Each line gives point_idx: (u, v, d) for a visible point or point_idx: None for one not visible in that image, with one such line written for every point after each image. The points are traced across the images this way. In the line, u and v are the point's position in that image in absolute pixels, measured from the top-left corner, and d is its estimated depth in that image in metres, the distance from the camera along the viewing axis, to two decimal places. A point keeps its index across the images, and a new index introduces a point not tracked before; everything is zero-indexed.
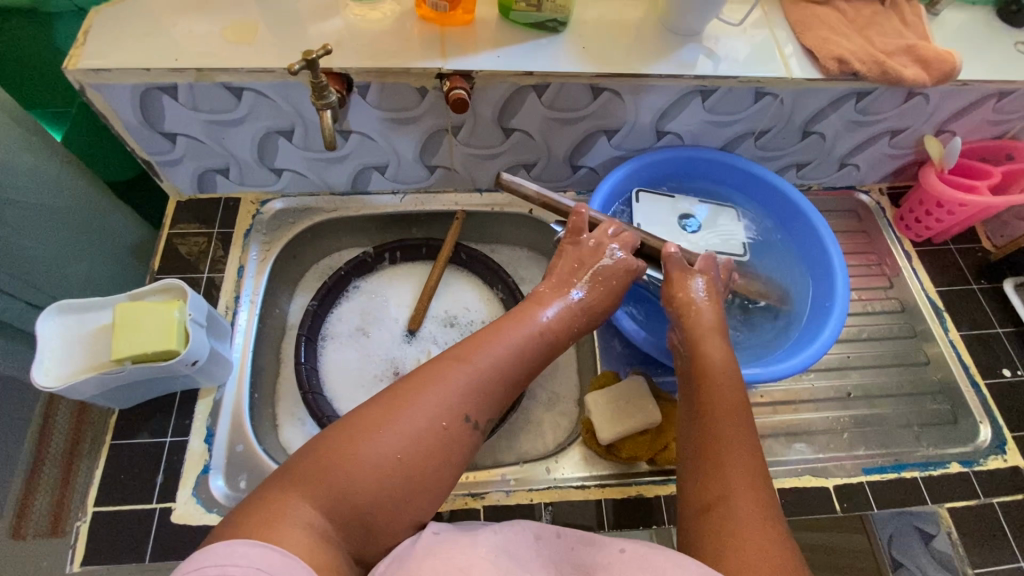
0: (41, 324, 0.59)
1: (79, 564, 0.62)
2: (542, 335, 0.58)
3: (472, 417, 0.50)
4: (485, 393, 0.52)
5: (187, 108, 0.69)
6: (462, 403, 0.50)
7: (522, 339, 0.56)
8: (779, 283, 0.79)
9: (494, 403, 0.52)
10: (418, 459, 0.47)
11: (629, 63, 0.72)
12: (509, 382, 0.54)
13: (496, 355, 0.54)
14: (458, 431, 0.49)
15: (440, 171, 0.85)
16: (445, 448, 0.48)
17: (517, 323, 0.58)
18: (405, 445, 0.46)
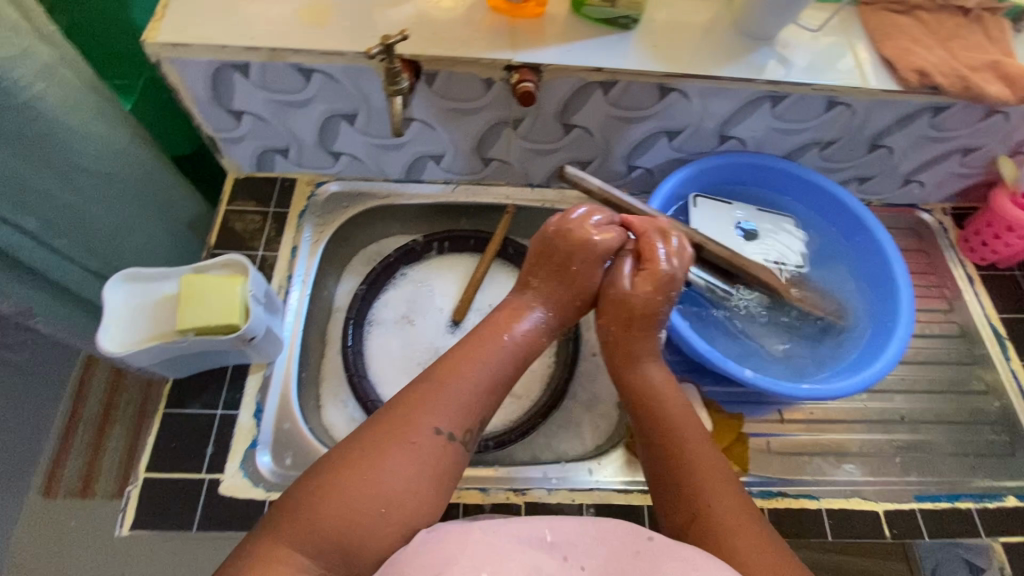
0: (110, 290, 0.61)
1: (129, 527, 0.63)
2: (507, 350, 0.60)
3: (446, 429, 0.52)
4: (456, 405, 0.54)
5: (257, 87, 0.70)
6: (429, 417, 0.52)
7: (488, 356, 0.58)
8: (835, 298, 0.77)
9: (467, 414, 0.54)
10: (398, 479, 0.49)
11: (700, 65, 0.70)
12: (483, 394, 0.56)
13: (458, 371, 0.56)
14: (437, 444, 0.51)
15: (495, 164, 0.85)
16: (426, 460, 0.50)
17: (484, 341, 0.60)
18: (382, 467, 0.49)
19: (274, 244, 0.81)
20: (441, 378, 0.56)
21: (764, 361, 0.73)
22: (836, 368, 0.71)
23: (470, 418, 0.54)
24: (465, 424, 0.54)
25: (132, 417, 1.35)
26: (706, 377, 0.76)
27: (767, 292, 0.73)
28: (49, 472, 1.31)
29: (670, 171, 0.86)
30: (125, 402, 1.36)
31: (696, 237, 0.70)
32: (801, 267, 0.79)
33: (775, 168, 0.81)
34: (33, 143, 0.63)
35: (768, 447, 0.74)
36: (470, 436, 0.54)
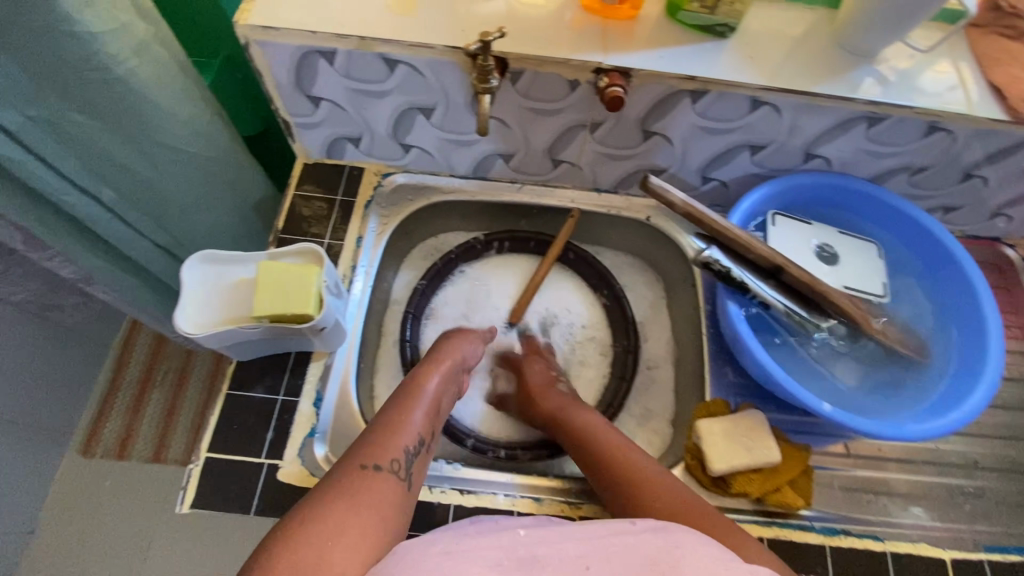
0: (187, 269, 0.62)
1: (189, 505, 0.64)
2: (417, 406, 0.62)
3: (373, 462, 0.53)
4: (380, 442, 0.56)
5: (340, 75, 0.69)
6: (359, 456, 0.53)
7: (403, 408, 0.61)
8: (915, 333, 0.74)
9: (393, 449, 0.55)
10: (345, 512, 0.46)
11: (798, 80, 0.67)
12: (407, 431, 0.58)
13: (381, 421, 0.59)
14: (370, 477, 0.51)
15: (564, 166, 0.83)
16: (363, 491, 0.49)
17: (402, 398, 0.63)
18: (325, 506, 0.46)
19: (340, 232, 0.81)
20: (368, 431, 0.58)
21: (834, 391, 0.71)
22: (913, 408, 0.68)
23: (395, 449, 0.55)
24: (392, 454, 0.54)
25: (171, 384, 1.38)
26: (770, 403, 0.74)
27: (845, 321, 0.70)
28: (90, 429, 1.34)
29: (745, 186, 0.83)
30: (164, 369, 1.40)
31: (779, 259, 0.68)
32: (880, 298, 0.75)
33: (861, 191, 0.77)
34: (120, 118, 0.64)
35: (832, 482, 0.71)
36: (398, 464, 0.54)
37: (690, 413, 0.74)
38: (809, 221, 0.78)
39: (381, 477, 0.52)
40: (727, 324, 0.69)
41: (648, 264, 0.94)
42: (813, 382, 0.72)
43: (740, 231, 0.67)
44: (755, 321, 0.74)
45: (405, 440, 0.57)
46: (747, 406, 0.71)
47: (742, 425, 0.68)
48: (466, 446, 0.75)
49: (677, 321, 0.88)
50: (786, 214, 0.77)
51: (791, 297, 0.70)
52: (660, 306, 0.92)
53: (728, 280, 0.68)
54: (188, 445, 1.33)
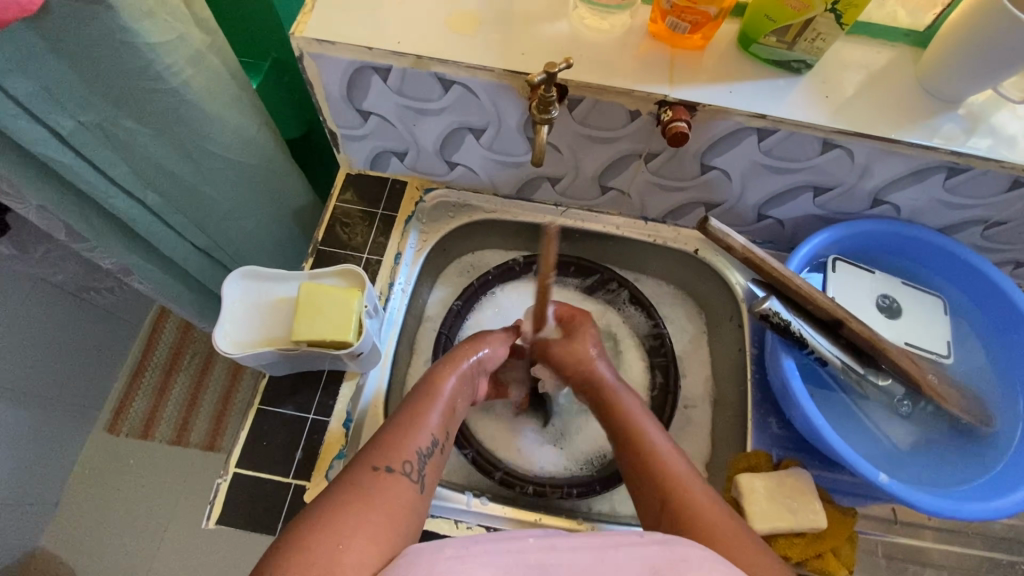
0: (229, 286, 0.62)
1: (215, 520, 0.64)
2: (432, 406, 0.60)
3: (384, 464, 0.52)
4: (394, 443, 0.54)
5: (392, 91, 0.67)
6: (371, 456, 0.53)
7: (418, 408, 0.60)
8: (978, 398, 0.69)
9: (405, 450, 0.54)
10: (349, 515, 0.45)
11: (877, 124, 0.63)
12: (419, 434, 0.57)
13: (392, 423, 0.58)
14: (381, 479, 0.50)
15: (613, 193, 0.80)
16: (373, 494, 0.48)
17: (414, 400, 0.61)
18: (334, 509, 0.45)
19: (379, 248, 0.79)
20: (384, 430, 0.57)
21: (885, 455, 0.67)
22: (973, 485, 0.63)
23: (408, 450, 0.54)
24: (404, 456, 0.53)
25: (197, 371, 1.39)
26: (817, 460, 0.70)
27: (903, 381, 0.67)
28: (115, 410, 1.35)
29: (802, 225, 0.79)
30: (191, 355, 1.41)
31: (841, 312, 0.64)
32: (944, 357, 0.71)
33: (931, 242, 0.72)
34: (171, 126, 0.63)
35: (873, 548, 0.69)
36: (411, 466, 0.53)
37: (729, 464, 0.71)
38: (871, 270, 0.75)
39: (392, 479, 0.51)
40: (778, 376, 0.66)
41: (689, 296, 0.91)
42: (863, 443, 0.68)
43: (801, 281, 0.64)
44: (806, 373, 0.71)
45: (418, 442, 0.56)
46: (791, 462, 0.68)
47: (788, 485, 0.64)
48: (493, 478, 0.73)
49: (718, 360, 0.85)
50: (846, 261, 0.74)
51: (848, 353, 0.67)
52: (700, 341, 0.89)
53: (785, 332, 0.64)
54: (211, 433, 1.34)
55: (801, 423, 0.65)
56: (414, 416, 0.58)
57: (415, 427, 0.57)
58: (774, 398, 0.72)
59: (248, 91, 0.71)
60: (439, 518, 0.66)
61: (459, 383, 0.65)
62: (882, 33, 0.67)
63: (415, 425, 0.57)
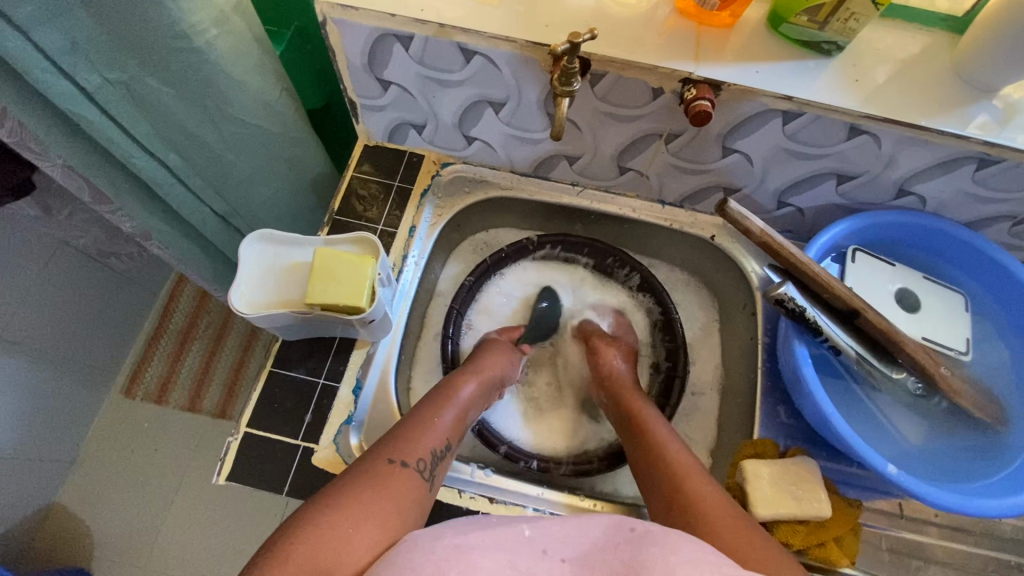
0: (246, 248, 0.63)
1: (225, 477, 0.65)
2: (450, 409, 0.61)
3: (400, 458, 0.52)
4: (411, 437, 0.55)
5: (413, 61, 0.67)
6: (385, 449, 0.53)
7: (434, 408, 0.61)
8: (994, 396, 0.68)
9: (421, 447, 0.55)
10: (363, 507, 0.45)
11: (908, 111, 0.61)
12: (434, 436, 0.57)
13: (408, 420, 0.58)
14: (395, 472, 0.50)
15: (630, 174, 0.79)
16: (388, 486, 0.48)
17: (432, 402, 0.61)
18: (347, 496, 0.46)
19: (394, 220, 0.80)
20: (400, 424, 0.57)
21: (894, 447, 0.66)
22: (984, 480, 0.62)
23: (424, 448, 0.55)
24: (419, 454, 0.54)
25: (211, 340, 1.42)
26: (824, 451, 0.70)
27: (920, 376, 0.66)
28: (132, 372, 1.39)
29: (822, 214, 0.78)
30: (206, 324, 1.43)
31: (858, 302, 0.63)
32: (963, 354, 0.70)
33: (957, 237, 0.70)
34: (193, 87, 0.63)
35: (877, 542, 0.68)
36: (424, 464, 0.53)
37: (735, 450, 0.70)
38: (892, 262, 0.74)
39: (406, 473, 0.51)
40: (791, 364, 0.65)
41: (703, 283, 0.90)
42: (873, 435, 0.67)
43: (819, 268, 0.63)
44: (819, 362, 0.70)
45: (434, 442, 0.56)
46: (798, 451, 0.68)
47: (794, 473, 0.64)
48: (498, 453, 0.74)
49: (729, 348, 0.84)
50: (867, 252, 0.73)
51: (863, 344, 0.67)
52: (711, 328, 0.88)
53: (800, 319, 0.63)
54: (223, 400, 1.37)
55: (810, 411, 0.64)
56: (429, 416, 0.59)
57: (429, 427, 0.58)
58: (784, 386, 0.72)
59: (270, 57, 0.72)
60: (443, 487, 0.67)
61: (476, 391, 0.66)
62: (919, 16, 0.65)
63: (430, 424, 0.58)
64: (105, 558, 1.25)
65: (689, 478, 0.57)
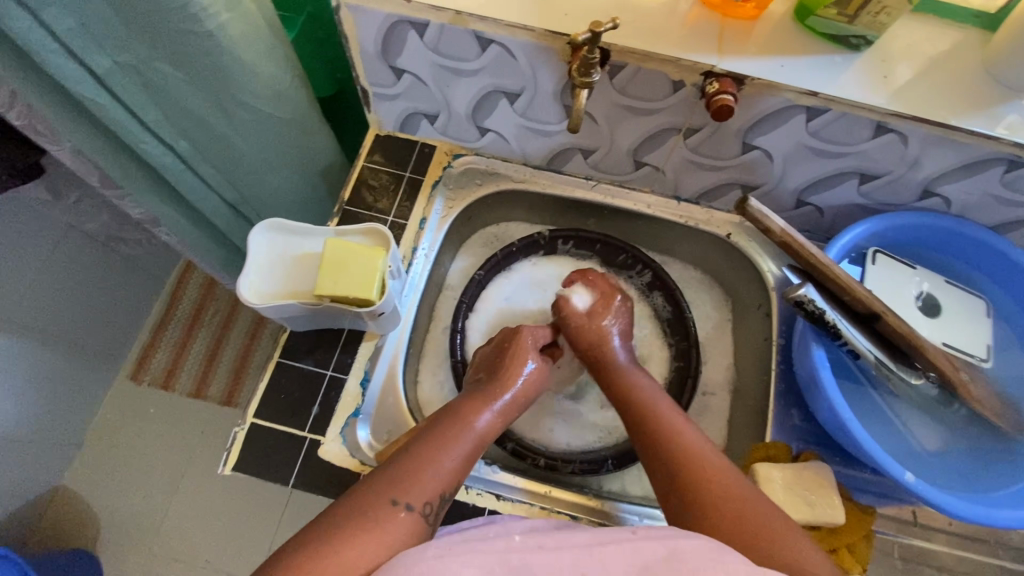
0: (256, 238, 0.62)
1: (230, 468, 0.65)
2: (464, 443, 0.57)
3: (403, 500, 0.49)
4: (418, 474, 0.51)
5: (428, 49, 0.65)
6: (389, 488, 0.49)
7: (449, 439, 0.56)
8: (1014, 404, 0.66)
9: (428, 489, 0.51)
10: (354, 548, 0.44)
11: (937, 109, 0.59)
12: (443, 475, 0.53)
13: (418, 451, 0.54)
14: (394, 518, 0.47)
15: (646, 169, 0.77)
16: (384, 529, 0.46)
17: (446, 432, 0.56)
18: (339, 538, 0.44)
19: (405, 211, 0.79)
20: (410, 451, 0.54)
21: (909, 453, 0.65)
22: (1002, 491, 0.60)
23: (431, 490, 0.51)
24: (425, 495, 0.50)
25: (218, 327, 1.42)
26: (838, 457, 0.68)
27: (940, 381, 0.65)
28: (139, 358, 1.39)
29: (842, 214, 0.76)
30: (213, 311, 1.43)
31: (878, 306, 0.62)
32: (983, 360, 0.68)
33: (982, 241, 0.68)
34: (204, 73, 0.62)
35: None
36: (430, 508, 0.50)
37: (746, 453, 0.69)
38: (913, 265, 0.72)
39: (407, 516, 0.48)
40: (807, 366, 0.64)
41: (716, 282, 0.88)
42: (888, 441, 0.66)
43: (841, 271, 0.61)
44: (836, 366, 0.69)
45: (443, 484, 0.52)
46: (811, 456, 0.66)
47: (806, 478, 0.63)
48: (505, 449, 0.73)
49: (741, 349, 0.83)
50: (887, 254, 0.71)
51: (882, 348, 0.65)
52: (724, 328, 0.87)
53: (819, 322, 0.62)
54: (228, 387, 1.37)
55: (825, 415, 0.63)
56: (440, 449, 0.54)
57: (439, 462, 0.53)
58: (798, 389, 0.71)
59: (282, 43, 0.70)
60: None
61: (495, 420, 0.61)
62: (951, 12, 0.63)
63: (440, 459, 0.53)
64: (110, 541, 1.26)
65: (710, 474, 0.53)
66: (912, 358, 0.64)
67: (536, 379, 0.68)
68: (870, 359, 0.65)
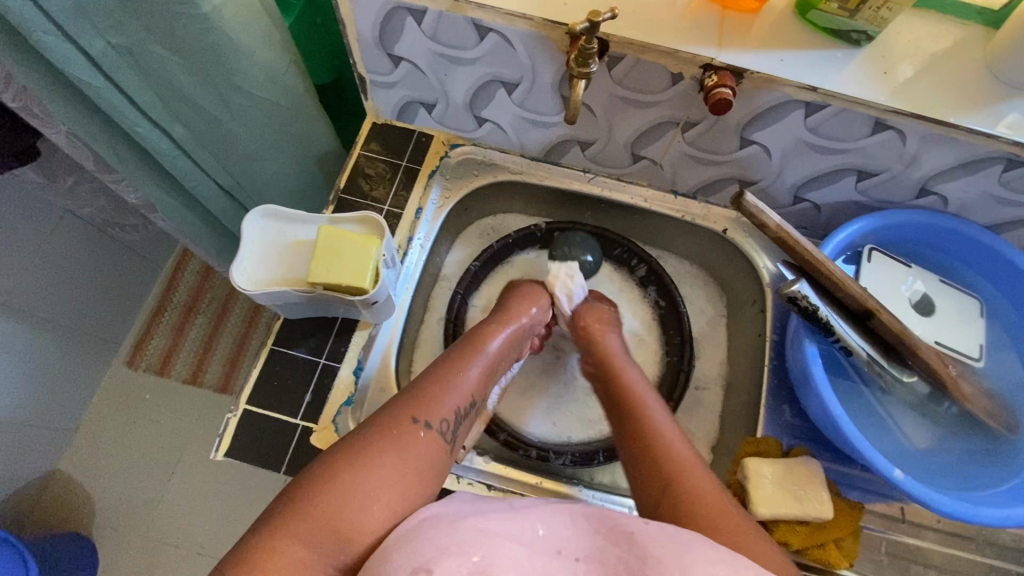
0: (249, 223, 0.62)
1: (222, 453, 0.65)
2: (475, 363, 0.62)
3: (423, 419, 0.53)
4: (437, 395, 0.56)
5: (426, 36, 0.65)
6: (409, 405, 0.54)
7: (462, 363, 0.61)
8: (1006, 403, 0.66)
9: (445, 407, 0.56)
10: (376, 477, 0.47)
11: (937, 106, 0.58)
12: (457, 391, 0.58)
13: (431, 376, 0.58)
14: (418, 433, 0.52)
15: (644, 163, 0.77)
16: (410, 446, 0.50)
17: (458, 356, 0.62)
18: (369, 462, 0.47)
19: (401, 201, 0.78)
20: (427, 374, 0.59)
21: (899, 450, 0.65)
22: (992, 490, 0.60)
23: (447, 408, 0.56)
24: (443, 414, 0.55)
25: (214, 315, 1.41)
26: (828, 452, 0.69)
27: (930, 380, 0.65)
28: (135, 343, 1.39)
29: (839, 211, 0.76)
30: (209, 298, 1.43)
31: (872, 302, 0.62)
32: (975, 360, 0.68)
33: (977, 239, 0.68)
34: (199, 58, 0.62)
35: (880, 546, 0.67)
36: (447, 424, 0.55)
37: (737, 448, 0.70)
38: (908, 263, 0.72)
39: (427, 434, 0.53)
40: (799, 362, 0.64)
41: (712, 276, 0.88)
42: (877, 438, 0.66)
43: (835, 266, 0.61)
44: (829, 363, 0.69)
45: (458, 399, 0.58)
46: (801, 451, 0.67)
47: (796, 474, 0.63)
48: (497, 439, 0.73)
49: (735, 344, 0.83)
50: (883, 252, 0.71)
51: (875, 345, 0.65)
52: (719, 323, 0.86)
53: (812, 317, 0.62)
54: (224, 374, 1.38)
55: (815, 411, 0.63)
56: (455, 371, 0.60)
57: (453, 383, 0.59)
58: (791, 384, 0.71)
59: (280, 28, 0.70)
60: None
61: (505, 343, 0.67)
62: (952, 8, 0.63)
63: (456, 381, 0.59)
64: (105, 525, 1.27)
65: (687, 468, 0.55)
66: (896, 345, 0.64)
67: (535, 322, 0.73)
68: (864, 358, 0.65)
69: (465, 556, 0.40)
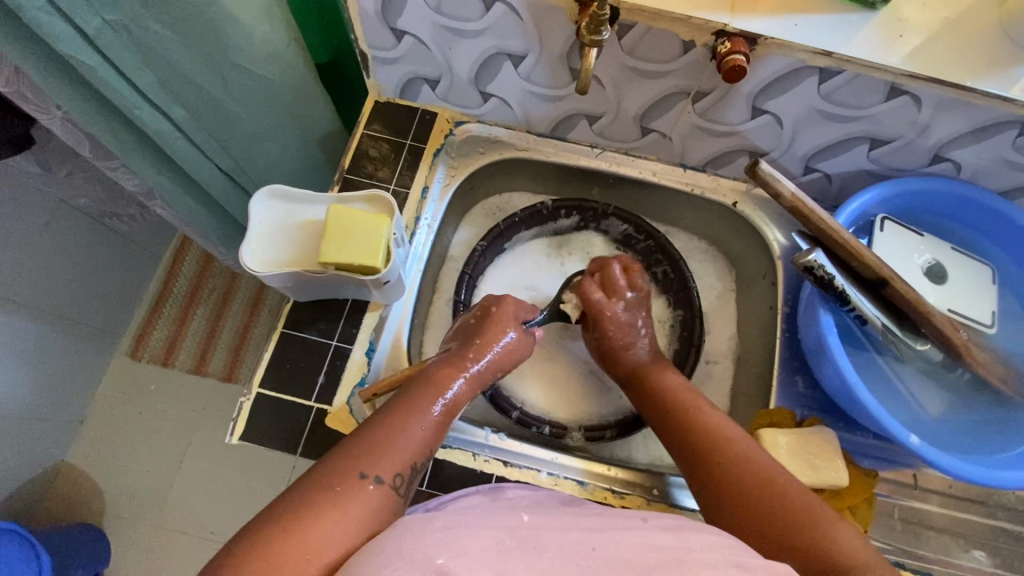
0: (256, 205, 0.61)
1: (237, 437, 0.65)
2: (431, 409, 0.56)
3: (372, 471, 0.48)
4: (386, 444, 0.51)
5: (429, 8, 0.63)
6: (359, 455, 0.49)
7: (415, 406, 0.56)
8: (1018, 369, 0.67)
9: (397, 457, 0.50)
10: (315, 524, 0.43)
11: (952, 70, 0.57)
12: (414, 442, 0.53)
13: (380, 422, 0.53)
14: (363, 485, 0.47)
15: (652, 136, 0.76)
16: (351, 501, 0.45)
17: (414, 398, 0.56)
18: (306, 514, 0.43)
19: (406, 181, 0.77)
20: (376, 423, 0.53)
21: (913, 418, 0.66)
22: (1003, 455, 0.61)
23: (399, 458, 0.50)
24: (394, 467, 0.50)
25: (216, 304, 1.41)
26: (840, 421, 0.69)
27: (943, 346, 0.65)
28: (137, 335, 1.38)
29: (850, 181, 0.75)
30: (210, 288, 1.42)
31: (886, 271, 0.61)
32: (988, 327, 0.69)
33: (989, 206, 0.68)
34: (196, 35, 0.60)
35: (892, 512, 0.67)
36: (400, 479, 0.49)
37: (751, 419, 0.70)
38: (921, 232, 0.71)
39: (377, 489, 0.47)
40: (814, 332, 0.64)
41: (721, 252, 0.88)
42: (891, 405, 0.67)
43: (849, 235, 0.61)
44: (842, 333, 0.69)
45: (412, 451, 0.52)
46: (815, 421, 0.67)
47: (810, 443, 0.64)
48: (511, 418, 0.74)
49: (745, 318, 0.83)
50: (896, 221, 0.71)
51: (889, 314, 0.65)
52: (728, 298, 0.86)
53: (828, 286, 0.61)
54: (228, 364, 1.37)
55: (829, 379, 0.64)
56: (412, 417, 0.54)
57: (406, 430, 0.53)
58: (803, 356, 0.71)
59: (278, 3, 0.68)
60: (457, 450, 0.66)
61: (466, 387, 0.61)
62: None
63: (411, 428, 0.53)
64: (117, 515, 1.28)
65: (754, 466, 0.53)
66: (915, 313, 0.63)
67: (512, 351, 0.67)
68: (878, 325, 0.65)
69: (429, 561, 0.38)
